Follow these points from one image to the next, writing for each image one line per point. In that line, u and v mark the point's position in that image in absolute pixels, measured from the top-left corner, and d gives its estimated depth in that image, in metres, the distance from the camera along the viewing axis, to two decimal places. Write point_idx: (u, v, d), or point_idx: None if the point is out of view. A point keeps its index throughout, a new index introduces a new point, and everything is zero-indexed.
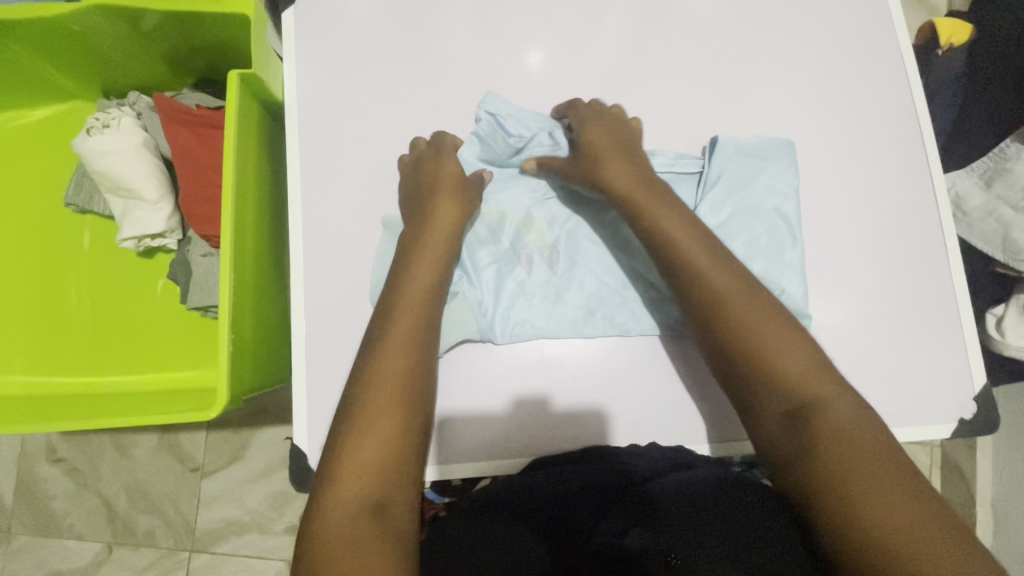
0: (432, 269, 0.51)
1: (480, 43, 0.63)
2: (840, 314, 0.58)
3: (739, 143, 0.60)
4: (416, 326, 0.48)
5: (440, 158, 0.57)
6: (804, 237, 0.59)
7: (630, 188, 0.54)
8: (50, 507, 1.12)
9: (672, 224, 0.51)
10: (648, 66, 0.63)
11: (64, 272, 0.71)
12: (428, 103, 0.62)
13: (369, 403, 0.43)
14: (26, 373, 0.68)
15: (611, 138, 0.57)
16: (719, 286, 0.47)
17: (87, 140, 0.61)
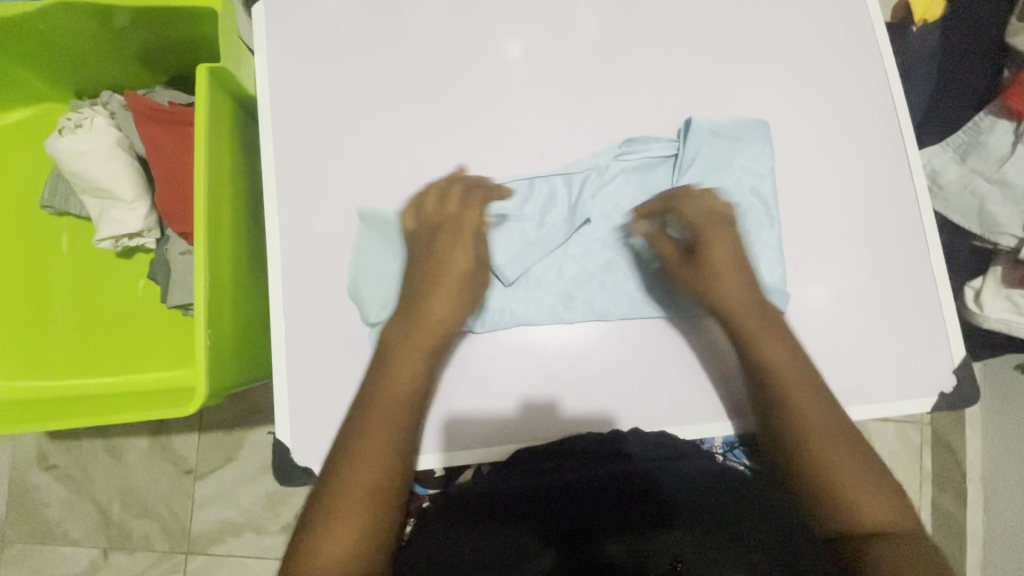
0: (419, 361, 0.52)
1: (453, 33, 0.63)
2: (819, 293, 0.58)
3: (713, 124, 0.60)
4: (399, 420, 0.49)
5: (450, 232, 0.56)
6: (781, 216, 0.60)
7: (708, 266, 0.55)
8: (44, 515, 1.12)
9: (734, 302, 0.54)
10: (622, 50, 0.63)
11: (43, 274, 0.70)
12: (402, 93, 0.61)
13: (337, 501, 0.45)
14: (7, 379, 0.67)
15: (733, 262, 0.55)
16: (785, 375, 0.52)
17: (60, 141, 0.61)
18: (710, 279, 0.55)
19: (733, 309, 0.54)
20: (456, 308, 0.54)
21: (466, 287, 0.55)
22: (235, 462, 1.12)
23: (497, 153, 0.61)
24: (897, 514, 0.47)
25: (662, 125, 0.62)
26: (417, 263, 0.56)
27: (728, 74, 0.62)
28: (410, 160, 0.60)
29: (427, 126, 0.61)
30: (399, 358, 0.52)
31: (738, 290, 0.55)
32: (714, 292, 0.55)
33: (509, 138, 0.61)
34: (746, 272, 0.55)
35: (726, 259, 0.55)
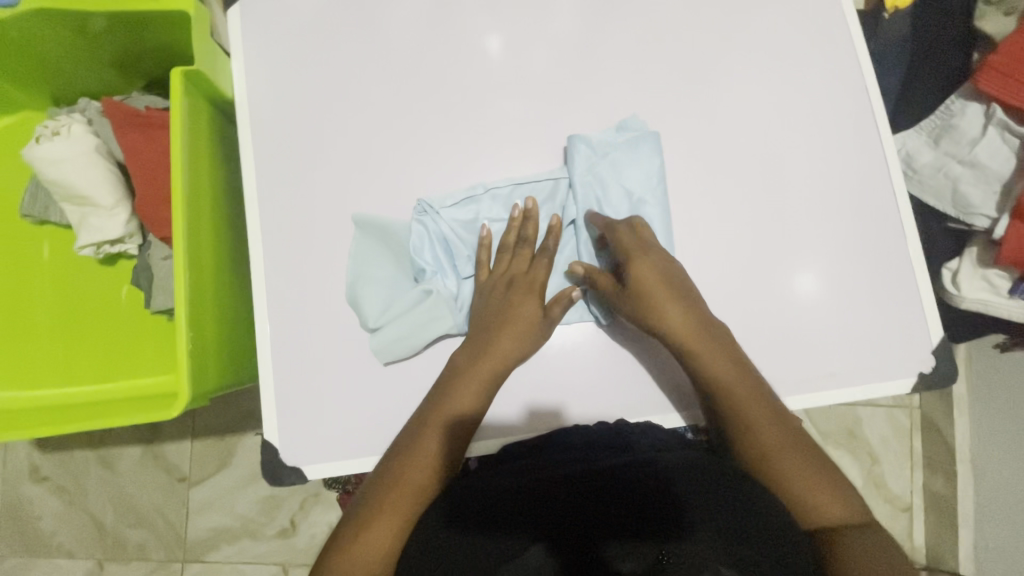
0: (478, 392, 0.53)
1: (430, 31, 0.63)
2: (807, 282, 0.59)
3: (593, 143, 0.60)
4: (453, 438, 0.52)
5: (523, 287, 0.57)
6: (758, 202, 0.60)
7: (643, 299, 0.54)
8: (37, 527, 1.11)
9: (679, 330, 0.53)
10: (599, 43, 0.63)
11: (26, 283, 0.70)
12: (379, 92, 0.62)
13: (384, 498, 0.49)
14: None
15: (663, 277, 0.54)
16: (725, 383, 0.52)
17: (37, 148, 0.61)
18: (643, 300, 0.54)
19: (681, 333, 0.53)
20: (522, 349, 0.55)
21: (533, 330, 0.55)
22: (229, 468, 1.11)
23: (476, 149, 0.61)
24: (851, 506, 0.48)
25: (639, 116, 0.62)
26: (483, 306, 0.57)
27: (703, 64, 0.63)
28: (389, 159, 0.60)
29: (406, 123, 0.61)
30: (462, 378, 0.53)
31: (678, 312, 0.53)
32: (660, 322, 0.53)
33: (487, 133, 0.62)
34: (683, 289, 0.54)
35: (654, 278, 0.54)
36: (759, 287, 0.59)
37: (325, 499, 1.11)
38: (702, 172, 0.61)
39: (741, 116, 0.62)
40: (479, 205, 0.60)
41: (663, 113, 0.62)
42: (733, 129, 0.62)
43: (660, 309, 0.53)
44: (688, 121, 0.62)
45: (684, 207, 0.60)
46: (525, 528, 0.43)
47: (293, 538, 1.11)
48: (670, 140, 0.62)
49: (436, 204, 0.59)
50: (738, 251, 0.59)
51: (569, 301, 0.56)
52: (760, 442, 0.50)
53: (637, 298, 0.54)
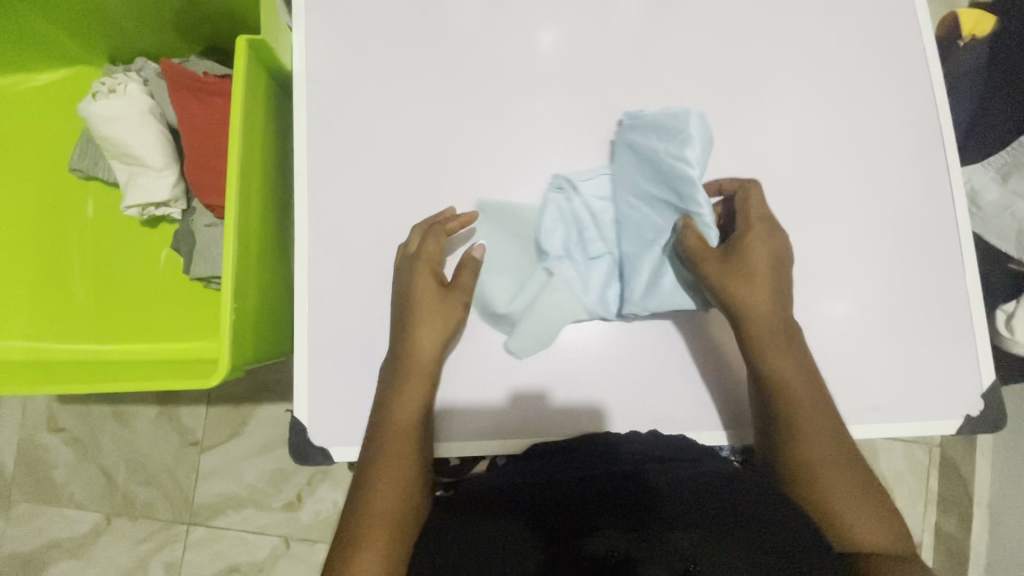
0: (418, 391, 0.53)
1: (494, 21, 0.62)
2: (857, 310, 0.57)
3: (642, 119, 0.58)
4: (408, 447, 0.52)
5: (416, 268, 0.55)
6: (816, 225, 0.59)
7: (760, 269, 0.54)
8: (49, 476, 1.13)
9: (762, 306, 0.53)
10: (665, 48, 0.62)
11: (64, 237, 0.70)
12: (439, 78, 0.61)
13: (367, 521, 0.48)
14: (27, 340, 0.67)
15: (770, 259, 0.54)
16: (791, 378, 0.52)
17: (93, 104, 0.60)
18: (744, 277, 0.53)
19: (758, 318, 0.53)
20: (442, 339, 0.54)
21: (444, 311, 0.54)
22: (241, 437, 1.12)
23: (529, 143, 0.60)
24: (892, 528, 0.49)
25: None
26: (403, 311, 0.55)
27: (771, 79, 0.61)
28: (441, 145, 0.60)
29: (461, 110, 0.60)
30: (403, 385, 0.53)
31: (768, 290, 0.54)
32: (751, 294, 0.53)
33: (542, 128, 0.61)
34: (780, 277, 0.55)
35: (764, 263, 0.54)
36: (806, 312, 0.57)
37: (333, 477, 1.12)
38: (759, 188, 0.59)
39: (803, 134, 0.60)
40: (595, 186, 0.59)
41: (724, 123, 0.61)
42: (795, 147, 0.60)
43: (756, 286, 0.53)
44: (748, 134, 0.60)
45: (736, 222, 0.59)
46: (516, 513, 0.44)
47: (298, 513, 1.12)
48: (729, 152, 0.60)
49: (573, 178, 0.59)
50: None
51: (472, 261, 0.57)
52: (807, 447, 0.51)
53: (736, 270, 0.53)
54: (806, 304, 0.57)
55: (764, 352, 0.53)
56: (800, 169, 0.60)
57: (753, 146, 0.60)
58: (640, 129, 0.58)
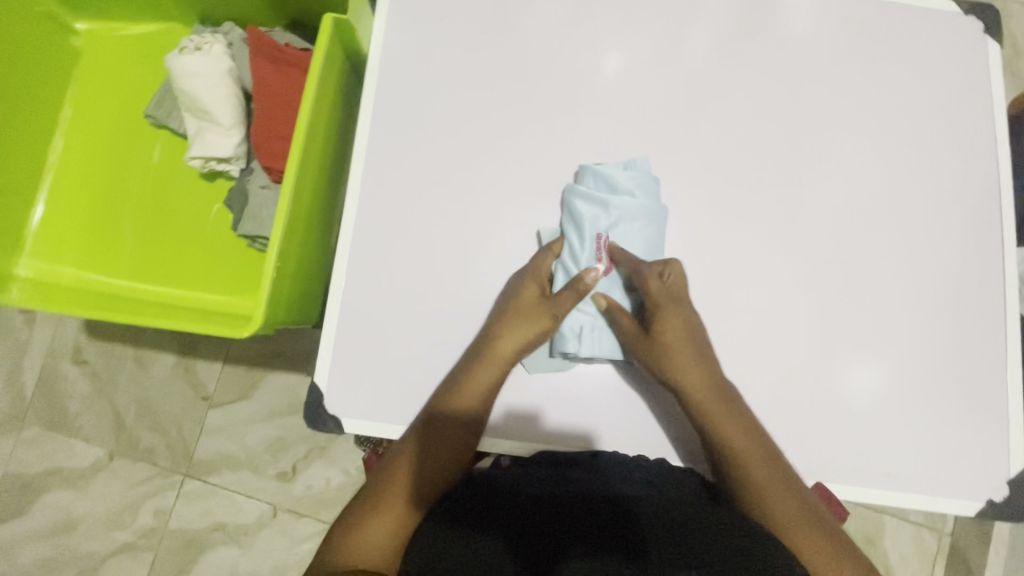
0: (486, 385, 0.54)
1: (569, 36, 0.63)
2: (892, 374, 0.56)
3: (599, 169, 0.59)
4: (460, 437, 0.53)
5: (522, 274, 0.57)
6: (859, 283, 0.58)
7: (677, 344, 0.54)
8: (64, 406, 1.17)
9: (693, 378, 0.53)
10: (733, 86, 0.62)
11: (127, 177, 0.73)
12: (508, 83, 0.62)
13: (389, 490, 0.51)
14: (76, 267, 0.71)
15: (686, 334, 0.55)
16: (733, 440, 0.52)
17: (179, 58, 0.64)
18: (663, 357, 0.53)
19: (689, 394, 0.53)
20: (523, 344, 0.55)
21: (536, 320, 0.55)
22: (251, 400, 1.14)
23: (585, 156, 0.61)
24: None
25: (755, 165, 0.61)
26: (498, 309, 0.56)
27: (834, 132, 0.61)
28: (499, 145, 0.61)
29: (524, 116, 0.62)
30: (471, 381, 0.53)
31: (688, 353, 0.54)
32: (674, 371, 0.53)
33: (599, 144, 0.62)
34: (701, 348, 0.55)
35: (681, 341, 0.54)
36: (837, 368, 0.56)
37: (330, 455, 1.13)
38: (806, 236, 0.59)
39: (859, 191, 0.60)
40: (588, 229, 0.58)
41: (781, 168, 0.61)
42: (849, 203, 0.60)
43: (678, 361, 0.53)
44: (803, 182, 0.60)
45: (778, 267, 0.58)
46: (491, 525, 0.45)
47: (291, 485, 1.13)
48: (782, 197, 0.60)
49: (580, 218, 0.58)
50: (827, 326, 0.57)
51: (582, 282, 0.55)
52: (773, 509, 0.49)
53: (656, 352, 0.54)
54: (838, 359, 0.57)
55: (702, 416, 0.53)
56: (851, 224, 0.59)
57: (806, 195, 0.60)
58: (601, 179, 0.59)
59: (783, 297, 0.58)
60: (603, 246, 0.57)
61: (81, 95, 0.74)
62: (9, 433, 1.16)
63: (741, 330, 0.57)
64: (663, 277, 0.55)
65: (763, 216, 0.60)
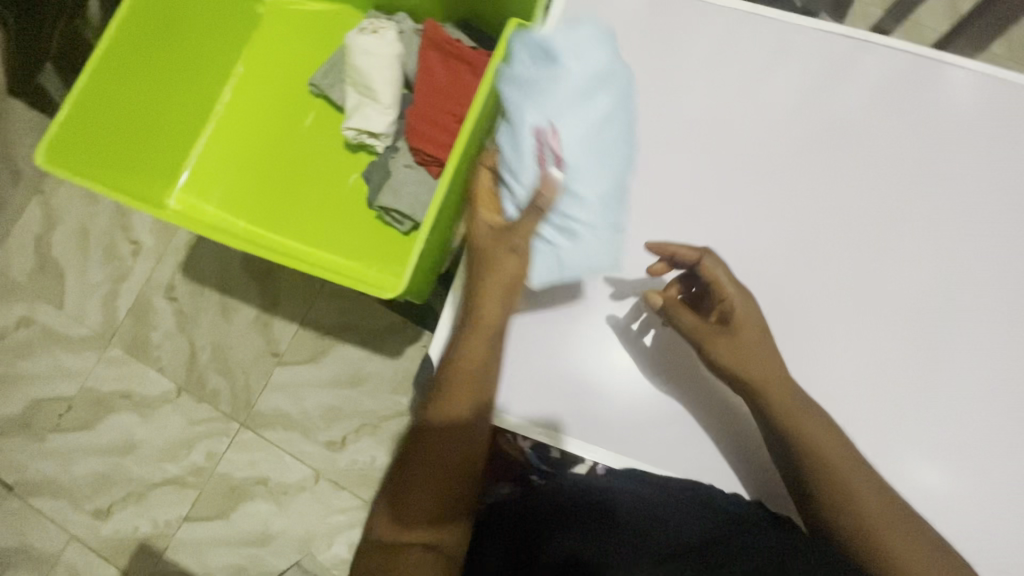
0: (486, 346, 0.54)
1: (726, 77, 0.65)
2: (969, 460, 0.59)
3: (519, 59, 0.57)
4: (466, 402, 0.54)
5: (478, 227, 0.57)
6: (958, 369, 0.60)
7: (747, 337, 0.57)
8: (147, 335, 1.23)
9: (767, 372, 0.56)
10: (877, 154, 0.64)
11: (281, 135, 0.79)
12: (657, 112, 0.65)
13: (415, 465, 0.54)
14: (223, 209, 0.78)
15: (753, 327, 0.58)
16: (813, 437, 0.55)
17: (359, 38, 0.70)
18: (734, 346, 0.57)
19: (766, 386, 0.56)
20: (507, 304, 0.55)
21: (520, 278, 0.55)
22: (316, 365, 1.19)
23: (716, 202, 0.64)
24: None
25: (883, 235, 0.62)
26: (475, 268, 0.56)
27: (966, 219, 0.63)
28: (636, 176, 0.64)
29: (667, 146, 0.64)
30: (450, 390, 0.54)
31: (755, 336, 0.57)
32: (746, 364, 0.56)
33: (732, 192, 0.64)
34: (769, 342, 0.58)
35: (753, 336, 0.57)
36: (921, 442, 0.59)
37: (380, 434, 1.15)
38: (913, 318, 0.61)
39: (973, 285, 0.62)
40: (527, 133, 0.55)
41: (906, 242, 0.62)
42: (965, 290, 0.61)
43: (748, 351, 0.57)
44: (920, 270, 0.62)
45: (881, 339, 0.61)
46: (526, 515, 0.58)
47: (337, 455, 1.15)
48: (901, 271, 0.62)
49: (511, 118, 0.56)
50: (920, 404, 0.60)
51: (541, 199, 0.54)
52: (856, 508, 0.53)
53: (724, 342, 0.57)
54: (923, 435, 0.59)
55: (774, 413, 0.56)
56: (956, 321, 0.61)
57: (921, 278, 0.62)
58: (528, 60, 0.57)
59: (881, 368, 0.60)
60: (545, 144, 0.55)
61: (252, 57, 0.81)
62: (93, 349, 1.24)
63: (830, 400, 0.60)
64: (721, 269, 0.58)
65: (873, 296, 0.61)
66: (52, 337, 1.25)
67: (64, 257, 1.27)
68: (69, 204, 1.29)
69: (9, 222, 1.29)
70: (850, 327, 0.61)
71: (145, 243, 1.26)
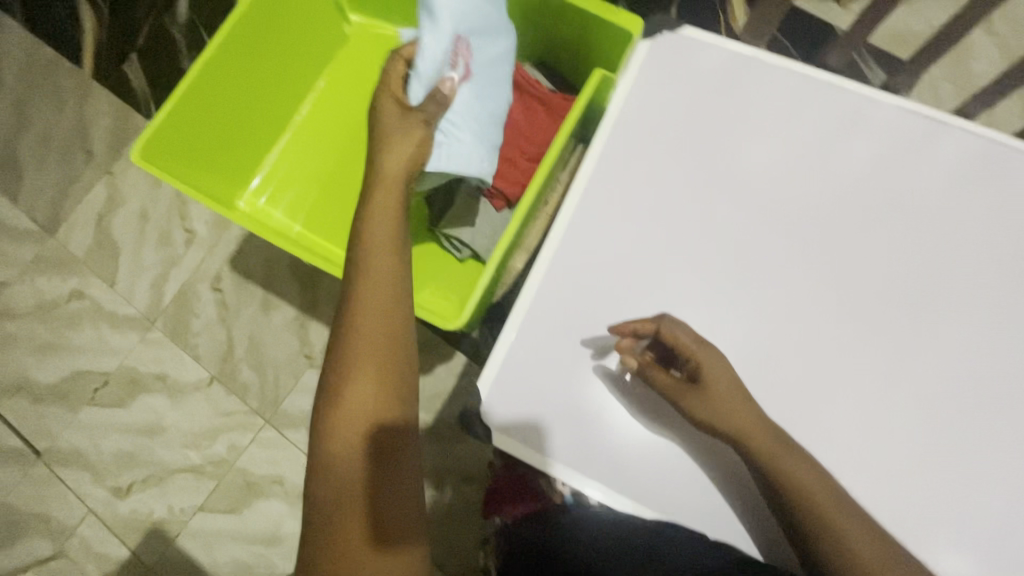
0: (393, 286, 0.57)
1: (798, 147, 0.66)
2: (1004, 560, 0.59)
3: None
4: (389, 349, 0.55)
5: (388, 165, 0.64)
6: (1003, 467, 0.60)
7: (717, 390, 0.59)
8: (189, 322, 1.27)
9: (744, 417, 0.58)
10: (941, 241, 0.64)
11: (354, 154, 0.83)
12: (726, 173, 0.67)
13: (339, 417, 0.53)
14: (293, 220, 0.82)
15: (723, 379, 0.59)
16: (797, 476, 0.56)
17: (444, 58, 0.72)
18: (707, 398, 0.58)
19: (746, 432, 0.57)
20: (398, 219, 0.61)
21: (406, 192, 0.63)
22: None
23: (773, 269, 0.65)
24: None
25: (938, 323, 0.63)
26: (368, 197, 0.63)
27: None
28: (698, 234, 0.66)
29: (732, 208, 0.66)
30: (365, 334, 0.55)
31: (723, 382, 0.59)
32: (723, 414, 0.58)
33: (792, 262, 0.65)
34: (745, 394, 0.59)
35: (721, 384, 0.59)
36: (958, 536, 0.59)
37: None
38: (961, 410, 0.61)
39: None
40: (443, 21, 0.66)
41: (960, 333, 0.63)
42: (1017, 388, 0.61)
43: (723, 408, 0.58)
44: (972, 364, 0.62)
45: (927, 427, 0.61)
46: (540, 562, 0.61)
47: None
48: (953, 361, 0.62)
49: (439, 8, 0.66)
50: (959, 497, 0.59)
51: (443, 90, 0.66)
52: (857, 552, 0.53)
53: (695, 395, 0.59)
54: (960, 529, 0.59)
55: (762, 460, 0.57)
56: (1004, 420, 0.61)
57: (973, 371, 0.62)
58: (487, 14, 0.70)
59: (923, 455, 0.60)
60: (457, 52, 0.69)
61: (334, 74, 0.85)
62: (136, 329, 1.28)
63: (868, 481, 0.60)
64: (676, 327, 0.60)
65: (922, 384, 0.62)
66: (100, 312, 1.29)
67: (122, 237, 1.32)
68: (133, 188, 1.34)
69: (76, 198, 1.34)
70: (896, 411, 0.61)
71: (199, 233, 1.30)
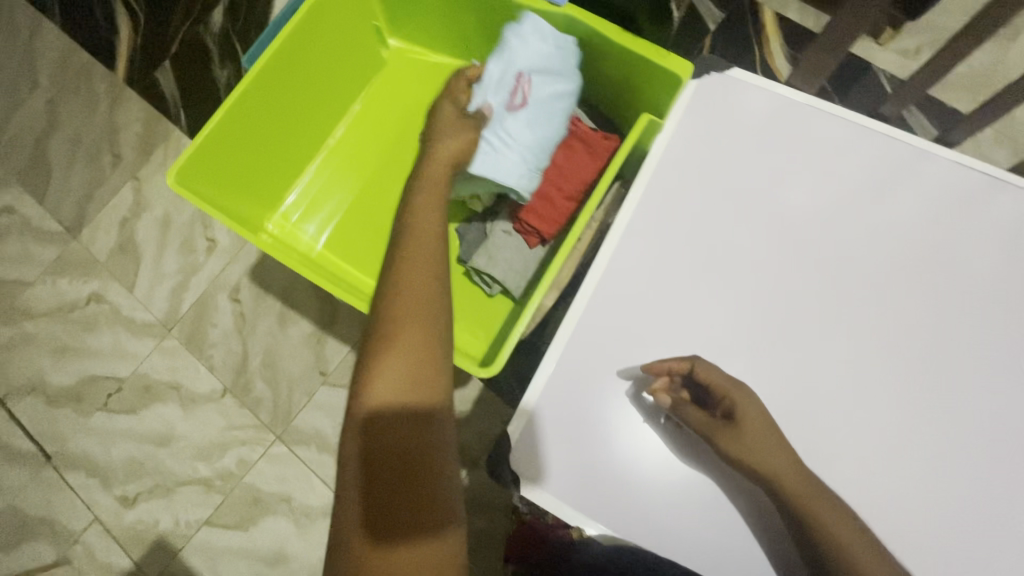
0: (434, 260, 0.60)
1: (844, 198, 0.64)
2: None
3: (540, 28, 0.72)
4: (427, 314, 0.57)
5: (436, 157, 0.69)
6: None
7: (752, 431, 0.57)
8: (206, 331, 1.26)
9: (781, 463, 0.56)
10: (994, 303, 0.61)
11: (385, 180, 0.83)
12: (768, 221, 0.65)
13: (373, 375, 0.54)
14: (322, 246, 0.82)
15: (755, 419, 0.58)
16: (833, 529, 0.54)
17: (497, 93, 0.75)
18: (743, 441, 0.57)
19: (782, 477, 0.55)
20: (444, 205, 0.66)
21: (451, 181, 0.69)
22: None
23: (815, 323, 0.62)
24: None
25: (988, 389, 0.60)
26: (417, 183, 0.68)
27: None
28: (738, 283, 0.64)
29: (773, 257, 0.64)
30: (407, 300, 0.57)
31: (757, 421, 0.57)
32: (759, 458, 0.56)
33: (835, 316, 0.62)
34: (779, 439, 0.57)
35: (756, 424, 0.57)
36: None
37: None
38: (1008, 482, 0.58)
39: None
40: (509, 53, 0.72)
41: (1012, 401, 0.60)
42: None
43: (758, 449, 0.56)
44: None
45: (972, 499, 0.58)
46: None
47: None
48: (1002, 431, 0.59)
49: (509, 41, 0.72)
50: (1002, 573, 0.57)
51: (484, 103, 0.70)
52: None
53: (728, 434, 0.57)
54: None
55: (799, 510, 0.55)
56: None
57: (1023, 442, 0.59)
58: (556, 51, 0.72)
59: (967, 527, 0.58)
60: (520, 86, 0.72)
61: (367, 98, 0.85)
62: (153, 336, 1.27)
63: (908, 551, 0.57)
64: (711, 369, 0.58)
65: (969, 455, 0.59)
66: (118, 317, 1.29)
67: (144, 243, 1.32)
68: (158, 194, 1.34)
69: (102, 201, 1.35)
70: (940, 480, 0.59)
71: (220, 242, 1.29)
